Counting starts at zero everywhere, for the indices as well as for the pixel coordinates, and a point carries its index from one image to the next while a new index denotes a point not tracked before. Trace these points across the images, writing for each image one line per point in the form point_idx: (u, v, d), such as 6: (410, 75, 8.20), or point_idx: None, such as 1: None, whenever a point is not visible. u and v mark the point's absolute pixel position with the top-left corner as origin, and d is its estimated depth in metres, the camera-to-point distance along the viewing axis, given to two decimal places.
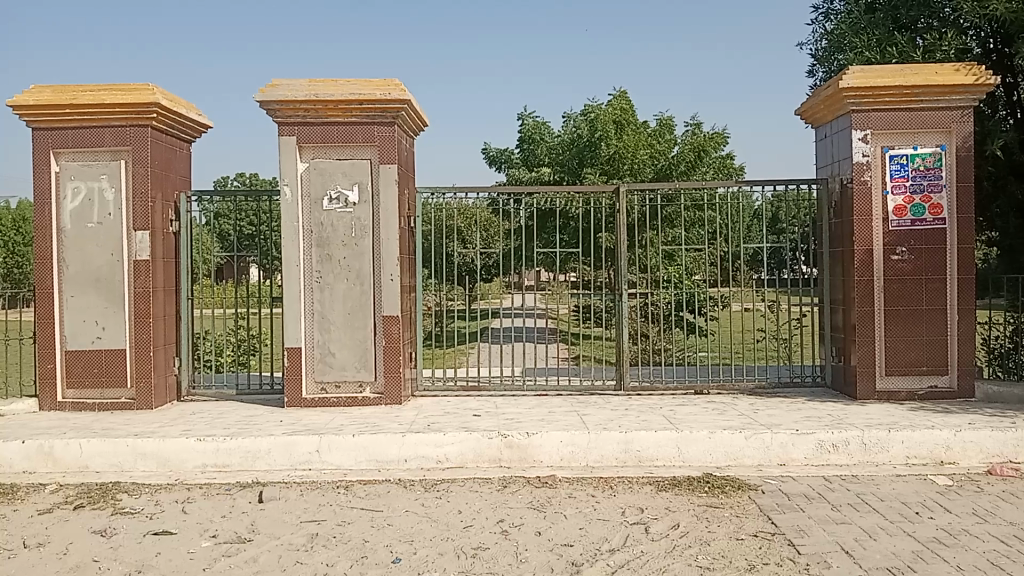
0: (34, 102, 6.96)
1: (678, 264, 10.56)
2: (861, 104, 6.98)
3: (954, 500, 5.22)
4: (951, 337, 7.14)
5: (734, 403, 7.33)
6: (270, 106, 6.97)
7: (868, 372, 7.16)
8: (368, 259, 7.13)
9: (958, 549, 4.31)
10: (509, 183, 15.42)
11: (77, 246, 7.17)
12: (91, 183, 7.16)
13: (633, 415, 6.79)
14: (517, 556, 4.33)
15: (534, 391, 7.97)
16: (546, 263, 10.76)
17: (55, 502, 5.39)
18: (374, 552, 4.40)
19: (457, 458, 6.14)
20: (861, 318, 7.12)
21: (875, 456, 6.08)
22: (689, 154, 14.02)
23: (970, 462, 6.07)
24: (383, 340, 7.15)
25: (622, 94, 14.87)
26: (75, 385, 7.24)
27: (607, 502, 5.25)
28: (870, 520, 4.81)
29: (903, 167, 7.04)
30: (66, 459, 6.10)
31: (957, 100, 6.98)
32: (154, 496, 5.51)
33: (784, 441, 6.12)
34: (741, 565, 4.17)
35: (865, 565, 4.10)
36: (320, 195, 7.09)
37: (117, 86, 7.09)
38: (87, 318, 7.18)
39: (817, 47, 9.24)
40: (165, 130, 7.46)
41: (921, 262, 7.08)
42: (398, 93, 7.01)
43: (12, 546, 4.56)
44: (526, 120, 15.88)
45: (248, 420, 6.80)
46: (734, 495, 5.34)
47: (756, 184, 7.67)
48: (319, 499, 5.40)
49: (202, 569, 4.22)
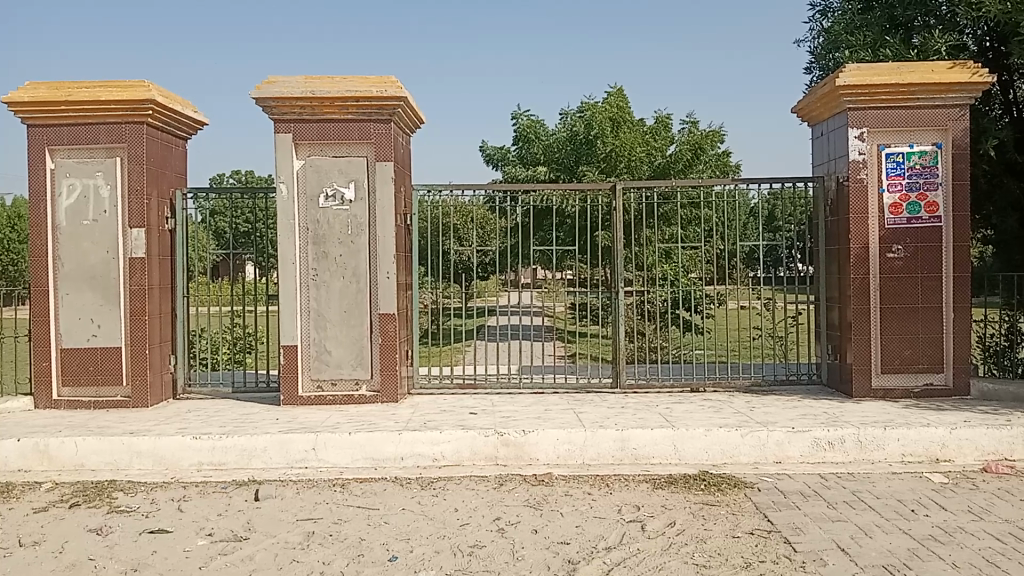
0: (29, 98, 6.94)
1: (674, 263, 10.57)
2: (858, 101, 6.99)
3: (950, 497, 5.24)
4: (947, 335, 7.14)
5: (730, 401, 7.34)
6: (266, 103, 6.95)
7: (864, 370, 7.17)
8: (365, 256, 7.13)
9: (953, 546, 4.32)
10: (505, 180, 15.41)
11: (73, 243, 7.15)
12: (87, 181, 7.14)
13: (629, 413, 6.80)
14: (513, 554, 4.33)
15: (531, 389, 7.98)
16: (543, 260, 10.77)
17: (50, 500, 5.38)
18: (370, 551, 4.40)
19: (454, 456, 6.14)
20: (857, 316, 7.13)
21: (871, 454, 6.09)
22: (685, 152, 14.02)
23: (965, 460, 6.08)
24: (379, 337, 7.14)
25: (619, 91, 14.87)
26: (71, 383, 7.22)
27: (603, 500, 5.26)
28: (866, 518, 4.82)
29: (899, 165, 7.05)
30: (62, 457, 6.09)
31: (953, 98, 6.98)
32: (150, 494, 5.51)
33: (780, 439, 6.13)
34: (737, 563, 4.17)
35: (861, 563, 4.11)
36: (316, 192, 7.08)
37: (113, 83, 7.07)
38: (83, 315, 7.17)
39: (814, 45, 9.25)
40: (161, 127, 7.44)
41: (917, 260, 7.09)
42: (395, 90, 7.00)
43: (7, 545, 4.55)
44: (521, 117, 15.88)
45: (244, 418, 6.80)
46: (730, 493, 5.34)
47: (753, 182, 7.67)
48: (315, 497, 5.39)
49: (197, 567, 4.21)
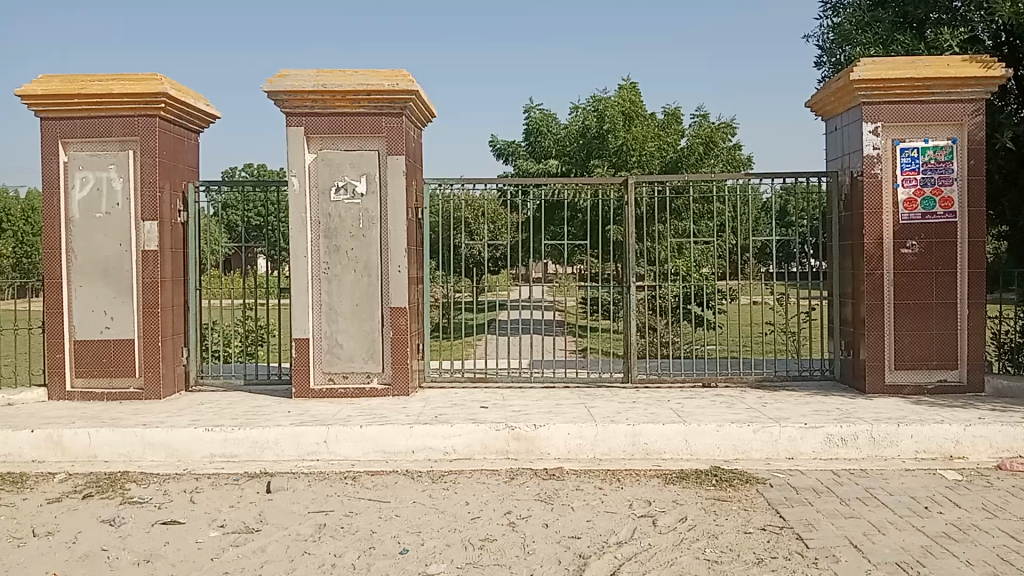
0: (42, 90, 6.97)
1: (686, 257, 10.56)
2: (872, 95, 6.93)
3: (964, 494, 5.20)
4: (961, 331, 7.09)
5: (742, 397, 7.31)
6: (278, 97, 6.96)
7: (877, 366, 7.13)
8: (376, 250, 7.13)
9: (967, 544, 4.29)
10: (516, 174, 15.45)
11: (87, 236, 7.18)
12: (99, 173, 7.16)
13: (641, 408, 6.77)
14: (525, 548, 4.33)
15: (542, 383, 7.96)
16: (555, 255, 10.76)
17: (63, 491, 5.41)
18: (381, 543, 4.41)
19: (464, 450, 6.13)
20: (870, 311, 7.09)
21: (884, 451, 6.06)
22: (697, 146, 13.93)
23: (980, 457, 6.03)
24: (391, 331, 7.15)
25: (632, 85, 14.83)
26: (85, 375, 7.27)
27: (615, 495, 5.24)
28: (879, 514, 4.79)
29: (914, 160, 6.99)
30: (75, 447, 6.12)
31: (969, 92, 6.91)
32: (162, 486, 5.53)
33: (793, 435, 6.10)
34: (749, 559, 4.15)
35: (874, 560, 4.08)
36: (328, 185, 7.09)
37: (126, 76, 7.08)
38: (96, 307, 7.20)
39: (823, 40, 9.23)
40: (173, 120, 7.45)
41: (932, 255, 7.03)
42: (406, 84, 6.99)
43: (21, 534, 4.59)
44: (533, 112, 15.88)
45: (257, 410, 6.82)
46: (742, 489, 5.32)
47: (765, 176, 7.62)
48: (327, 490, 5.40)
49: (210, 559, 4.23)
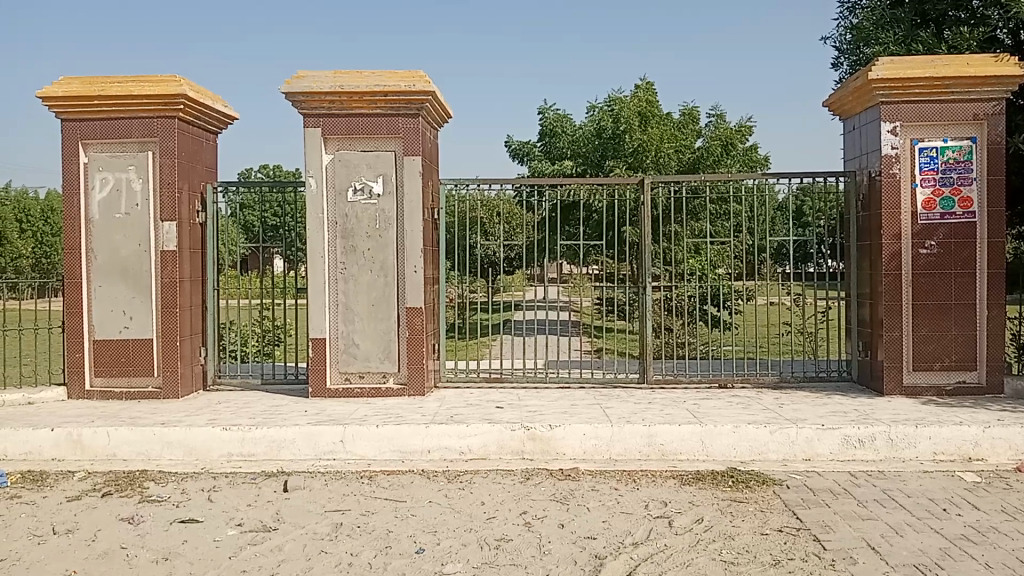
0: (63, 92, 7.05)
1: (703, 259, 10.56)
2: (890, 95, 6.89)
3: (983, 497, 5.16)
4: (980, 332, 7.03)
5: (759, 398, 7.28)
6: (295, 98, 7.00)
7: (895, 367, 7.08)
8: (392, 250, 7.15)
9: (986, 547, 4.26)
10: (531, 174, 15.62)
11: (106, 236, 7.25)
12: (119, 174, 7.23)
13: (657, 409, 6.76)
14: (540, 548, 4.34)
15: (557, 383, 7.97)
16: (568, 255, 10.77)
17: (83, 490, 5.47)
18: (397, 543, 4.42)
19: (480, 449, 6.15)
20: (888, 312, 7.03)
21: (902, 452, 6.02)
22: (716, 146, 13.79)
23: (999, 459, 5.98)
24: (407, 331, 7.18)
25: (648, 85, 14.78)
26: (104, 373, 7.33)
27: (630, 496, 5.24)
28: (896, 516, 4.76)
29: (933, 160, 6.94)
30: (95, 446, 6.18)
31: (989, 91, 6.83)
32: (180, 484, 5.57)
33: (810, 436, 6.07)
34: (766, 560, 4.14)
35: (892, 562, 4.06)
36: (345, 186, 7.12)
37: (144, 78, 7.15)
38: (115, 307, 7.26)
39: (840, 41, 9.19)
40: (192, 122, 7.52)
41: (950, 255, 6.98)
42: (423, 84, 7.00)
43: (42, 532, 4.64)
44: (548, 112, 15.89)
45: (273, 410, 6.87)
46: (759, 490, 5.30)
47: (782, 176, 7.56)
48: (344, 489, 5.44)
49: (228, 557, 4.26)
